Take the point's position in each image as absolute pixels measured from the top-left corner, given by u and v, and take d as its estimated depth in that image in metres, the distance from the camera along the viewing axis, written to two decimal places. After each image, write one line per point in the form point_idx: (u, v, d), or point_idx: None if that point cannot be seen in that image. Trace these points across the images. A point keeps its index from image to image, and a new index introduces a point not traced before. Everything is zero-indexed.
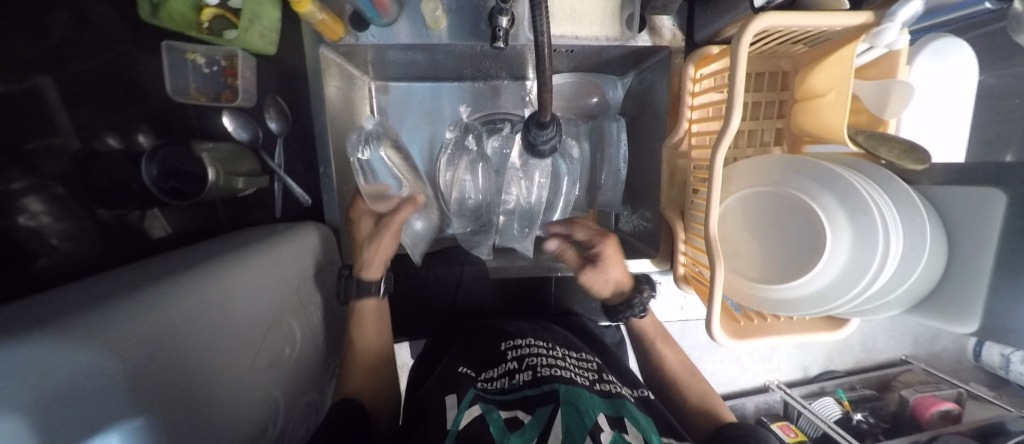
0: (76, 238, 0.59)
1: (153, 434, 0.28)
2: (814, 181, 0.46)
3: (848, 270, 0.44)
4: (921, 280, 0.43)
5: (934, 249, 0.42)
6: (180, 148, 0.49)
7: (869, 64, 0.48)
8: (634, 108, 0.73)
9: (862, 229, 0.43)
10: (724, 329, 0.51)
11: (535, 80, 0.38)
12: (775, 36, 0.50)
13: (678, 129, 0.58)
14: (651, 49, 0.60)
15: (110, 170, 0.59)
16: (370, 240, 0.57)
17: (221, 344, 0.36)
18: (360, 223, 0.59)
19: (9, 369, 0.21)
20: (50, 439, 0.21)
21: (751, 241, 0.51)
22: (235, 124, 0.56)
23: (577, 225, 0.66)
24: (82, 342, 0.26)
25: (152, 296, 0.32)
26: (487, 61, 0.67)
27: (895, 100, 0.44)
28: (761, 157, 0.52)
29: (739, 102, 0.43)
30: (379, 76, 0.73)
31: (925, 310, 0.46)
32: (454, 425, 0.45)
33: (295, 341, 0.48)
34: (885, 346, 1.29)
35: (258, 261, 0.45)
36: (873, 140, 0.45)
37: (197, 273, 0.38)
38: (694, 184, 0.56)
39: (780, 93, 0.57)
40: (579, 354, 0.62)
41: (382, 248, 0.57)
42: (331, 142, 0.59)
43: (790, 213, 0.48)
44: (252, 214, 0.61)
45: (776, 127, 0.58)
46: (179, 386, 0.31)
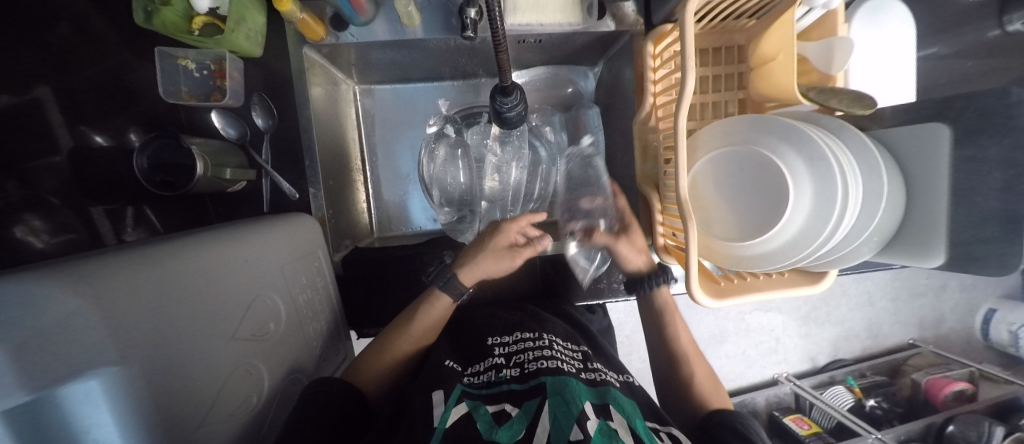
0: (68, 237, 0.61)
1: (135, 383, 0.28)
2: (773, 136, 0.49)
3: (814, 216, 0.46)
4: (883, 222, 0.45)
5: (891, 188, 0.44)
6: (173, 141, 0.53)
7: (812, 27, 0.52)
8: (606, 94, 0.77)
9: (820, 176, 0.45)
10: (705, 290, 0.51)
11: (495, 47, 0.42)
12: (724, 9, 0.54)
13: (644, 104, 0.61)
14: (614, 33, 0.65)
15: (107, 166, 0.62)
16: (497, 257, 0.62)
17: (207, 310, 0.37)
18: (506, 237, 0.62)
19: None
20: (29, 364, 0.22)
21: (722, 203, 0.53)
22: (223, 121, 0.59)
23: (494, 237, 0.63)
24: (67, 285, 0.26)
25: (141, 256, 0.34)
26: (463, 58, 0.72)
27: (839, 52, 0.47)
28: (720, 121, 0.54)
29: (692, 67, 0.46)
30: (363, 80, 0.77)
31: (898, 253, 0.47)
32: (440, 424, 0.45)
33: (279, 320, 0.48)
34: (892, 332, 1.24)
35: (244, 240, 0.46)
36: (824, 95, 0.48)
37: (186, 243, 0.39)
38: (665, 156, 0.58)
39: (738, 66, 0.60)
40: (570, 344, 0.61)
41: (498, 270, 0.63)
42: (316, 136, 0.62)
43: (755, 169, 0.50)
44: (239, 208, 0.63)
45: (739, 98, 0.61)
46: (164, 342, 0.32)
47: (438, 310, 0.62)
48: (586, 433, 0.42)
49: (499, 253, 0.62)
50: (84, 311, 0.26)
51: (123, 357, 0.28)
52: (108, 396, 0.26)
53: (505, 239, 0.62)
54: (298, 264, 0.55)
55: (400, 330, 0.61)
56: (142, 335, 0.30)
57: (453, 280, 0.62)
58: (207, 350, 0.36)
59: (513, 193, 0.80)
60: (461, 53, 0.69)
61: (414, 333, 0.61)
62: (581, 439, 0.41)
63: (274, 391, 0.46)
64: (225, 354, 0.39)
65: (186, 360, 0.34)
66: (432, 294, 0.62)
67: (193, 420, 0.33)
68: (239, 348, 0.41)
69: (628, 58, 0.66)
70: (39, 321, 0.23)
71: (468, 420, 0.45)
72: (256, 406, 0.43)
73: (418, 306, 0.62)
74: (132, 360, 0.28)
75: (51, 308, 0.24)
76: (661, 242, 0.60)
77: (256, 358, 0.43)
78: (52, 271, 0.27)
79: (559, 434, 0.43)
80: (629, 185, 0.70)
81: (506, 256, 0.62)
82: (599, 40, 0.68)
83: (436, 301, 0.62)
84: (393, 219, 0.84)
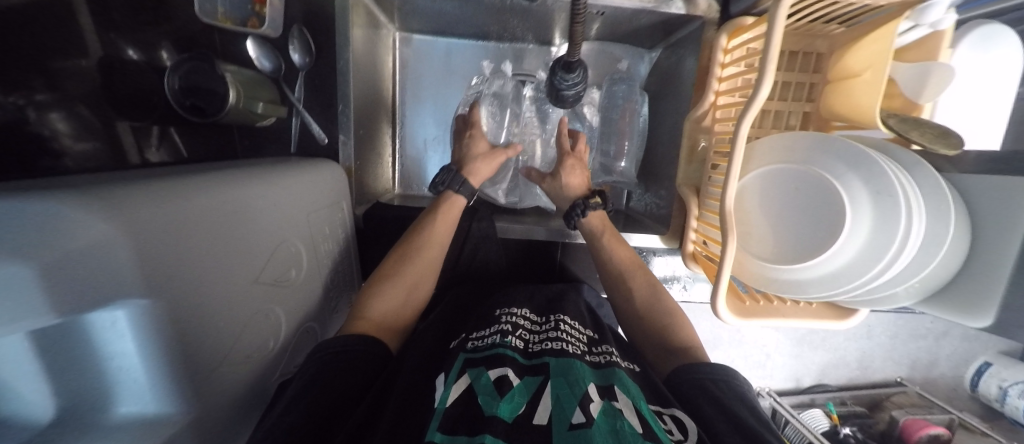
0: (88, 144, 0.58)
1: (157, 321, 0.28)
2: (839, 160, 0.45)
3: (864, 252, 0.44)
4: (938, 270, 0.43)
5: (955, 237, 0.42)
6: (205, 65, 0.50)
7: (909, 46, 0.47)
8: (660, 83, 0.73)
9: (884, 212, 0.42)
10: (730, 307, 0.50)
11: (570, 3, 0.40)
12: (814, 11, 0.49)
13: (703, 101, 0.57)
14: (684, 17, 0.60)
15: (136, 80, 0.60)
16: (484, 156, 0.67)
17: (231, 252, 0.36)
18: (478, 142, 0.68)
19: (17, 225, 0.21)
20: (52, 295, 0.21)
21: (766, 222, 0.50)
22: (258, 52, 0.57)
23: (479, 137, 0.69)
24: (99, 211, 0.25)
25: (173, 186, 0.32)
26: (514, 19, 0.67)
27: (934, 83, 0.43)
28: (783, 135, 0.50)
29: (773, 69, 0.40)
30: (403, 27, 0.73)
31: (945, 305, 0.45)
32: (441, 404, 0.38)
33: (301, 265, 0.48)
34: (883, 367, 1.14)
35: (275, 180, 0.45)
36: (905, 125, 0.44)
37: (217, 178, 0.38)
38: (714, 160, 0.55)
39: (812, 75, 0.56)
40: (580, 326, 0.54)
41: (490, 167, 0.67)
42: (351, 80, 0.59)
43: (811, 192, 0.47)
44: (266, 147, 0.62)
45: (803, 111, 0.57)
46: (189, 283, 0.31)
47: (454, 209, 0.64)
48: (590, 417, 0.36)
49: (488, 158, 0.67)
50: (121, 237, 0.25)
51: (150, 291, 0.27)
52: (132, 326, 0.27)
53: (479, 147, 0.68)
54: (323, 212, 0.54)
55: (416, 241, 0.60)
56: (170, 272, 0.29)
57: (468, 183, 0.65)
58: (233, 291, 0.36)
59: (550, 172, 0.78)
60: (512, 14, 0.65)
61: (430, 240, 0.60)
62: (584, 423, 0.35)
63: (292, 335, 0.47)
64: (248, 296, 0.38)
65: (214, 300, 0.34)
66: (446, 197, 0.64)
67: (213, 362, 0.34)
68: (262, 291, 0.41)
69: (694, 48, 0.61)
70: (77, 244, 0.23)
71: (471, 395, 0.39)
72: (274, 350, 0.43)
73: (436, 211, 0.63)
74: (161, 294, 0.28)
75: (86, 232, 0.24)
76: (690, 249, 0.58)
77: (277, 302, 0.44)
78: (91, 193, 0.26)
79: (561, 416, 0.37)
80: (667, 186, 0.68)
81: (495, 157, 0.68)
82: (666, 22, 0.63)
83: (451, 201, 0.64)
84: (413, 179, 0.81)
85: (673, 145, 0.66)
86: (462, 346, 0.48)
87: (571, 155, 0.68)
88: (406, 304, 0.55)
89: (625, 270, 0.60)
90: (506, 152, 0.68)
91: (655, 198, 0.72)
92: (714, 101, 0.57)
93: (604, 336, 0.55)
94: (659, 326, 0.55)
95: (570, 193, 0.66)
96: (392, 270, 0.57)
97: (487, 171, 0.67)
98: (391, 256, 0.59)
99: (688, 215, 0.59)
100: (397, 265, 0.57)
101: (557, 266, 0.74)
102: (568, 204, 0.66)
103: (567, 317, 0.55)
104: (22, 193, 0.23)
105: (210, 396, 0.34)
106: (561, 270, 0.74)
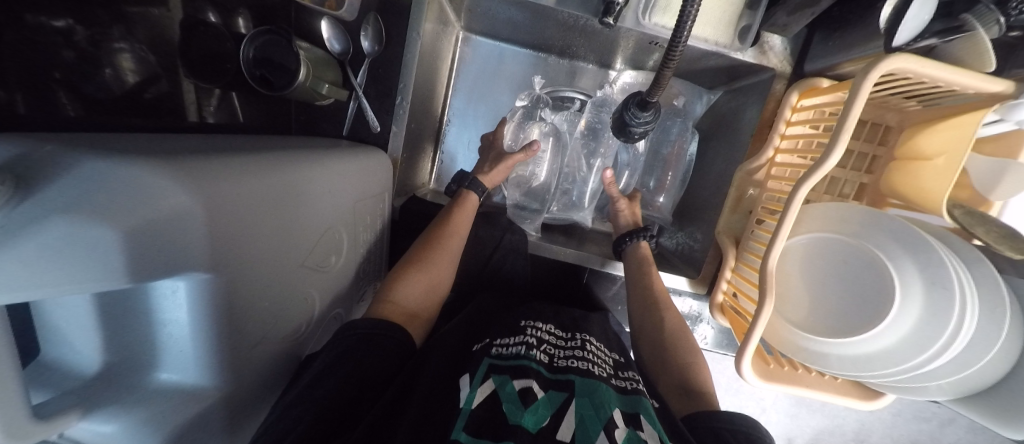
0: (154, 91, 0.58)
1: (212, 296, 0.28)
2: (896, 242, 0.44)
3: (906, 340, 0.43)
4: (983, 371, 0.42)
5: (1008, 341, 0.41)
6: (282, 41, 0.52)
7: (989, 138, 0.46)
8: (713, 125, 0.73)
9: (936, 304, 0.41)
10: (754, 368, 0.49)
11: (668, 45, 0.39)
12: (894, 86, 0.48)
13: (761, 155, 0.56)
14: (753, 67, 0.59)
15: (211, 44, 0.61)
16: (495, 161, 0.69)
17: (284, 231, 0.37)
18: (494, 142, 0.72)
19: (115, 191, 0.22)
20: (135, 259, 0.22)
21: (808, 289, 0.49)
22: (332, 33, 0.57)
23: (496, 136, 0.72)
24: (185, 184, 0.26)
25: (245, 161, 0.33)
26: (580, 38, 0.67)
27: (1012, 180, 0.41)
28: (839, 204, 0.49)
29: (845, 139, 0.40)
30: (468, 26, 0.74)
31: (982, 409, 0.44)
32: (466, 404, 0.38)
33: (341, 251, 0.49)
34: (880, 442, 1.11)
35: (331, 165, 0.45)
36: (971, 218, 0.43)
37: (280, 157, 0.38)
38: (761, 215, 0.54)
39: (876, 148, 0.55)
40: (610, 352, 0.54)
41: (500, 172, 0.68)
42: (414, 73, 0.59)
43: (860, 268, 0.46)
44: (320, 126, 0.62)
45: (860, 182, 0.56)
46: (243, 261, 0.31)
47: (467, 208, 0.64)
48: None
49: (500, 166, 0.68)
50: (198, 210, 0.26)
51: (214, 265, 0.28)
52: (190, 297, 0.27)
53: (494, 150, 0.71)
54: (368, 200, 0.55)
55: (437, 237, 0.59)
56: (231, 247, 0.30)
57: (476, 181, 0.66)
58: (280, 271, 0.37)
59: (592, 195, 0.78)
60: (578, 32, 0.64)
61: (450, 234, 0.60)
62: None
63: (321, 319, 0.48)
64: (292, 278, 0.39)
65: (263, 279, 0.34)
66: (462, 196, 0.65)
67: (252, 337, 0.35)
68: (304, 273, 0.42)
69: (757, 99, 0.61)
70: (161, 214, 0.23)
71: (495, 400, 0.39)
72: (302, 332, 0.44)
73: (452, 207, 0.63)
74: (221, 269, 0.29)
75: (169, 202, 0.24)
76: (720, 299, 0.57)
77: (315, 286, 0.44)
78: (176, 162, 0.27)
79: (584, 437, 0.37)
80: (704, 229, 0.68)
81: (507, 161, 0.68)
82: (733, 69, 0.63)
83: (466, 199, 0.64)
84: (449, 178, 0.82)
85: (717, 191, 0.65)
86: (485, 350, 0.48)
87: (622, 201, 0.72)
88: (430, 296, 0.55)
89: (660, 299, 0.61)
90: (521, 154, 0.68)
91: (690, 239, 0.71)
92: (772, 157, 0.56)
93: (628, 362, 0.54)
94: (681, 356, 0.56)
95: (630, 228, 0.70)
96: (418, 255, 0.57)
97: (500, 175, 0.69)
98: (411, 253, 0.58)
99: (724, 264, 0.58)
100: (421, 255, 0.57)
101: (580, 290, 0.74)
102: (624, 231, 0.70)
103: (591, 339, 0.55)
104: (118, 157, 0.24)
105: (245, 368, 0.35)
106: (586, 294, 0.74)
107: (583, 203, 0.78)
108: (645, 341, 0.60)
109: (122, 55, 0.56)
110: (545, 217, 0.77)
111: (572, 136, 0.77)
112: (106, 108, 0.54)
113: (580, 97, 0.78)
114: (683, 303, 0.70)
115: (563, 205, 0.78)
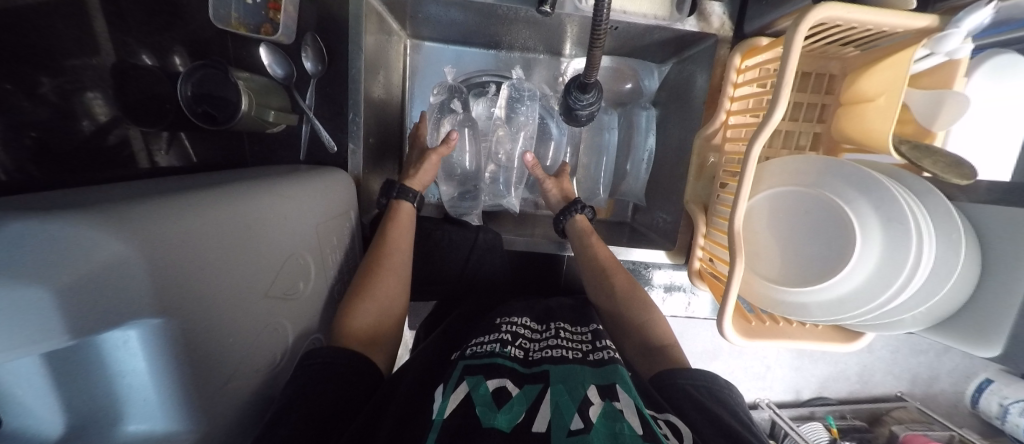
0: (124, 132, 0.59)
1: (167, 340, 0.28)
2: (851, 186, 0.45)
3: (873, 279, 0.44)
4: (948, 298, 0.44)
5: (966, 264, 0.42)
6: (219, 73, 0.51)
7: (925, 73, 0.47)
8: (668, 97, 0.74)
9: (895, 239, 0.42)
10: (736, 327, 0.50)
11: (593, 22, 0.40)
12: (829, 35, 0.49)
13: (715, 120, 0.57)
14: (696, 35, 0.60)
15: (146, 87, 0.60)
16: (418, 161, 0.69)
17: (241, 267, 0.36)
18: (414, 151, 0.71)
19: (39, 251, 0.21)
20: (70, 317, 0.21)
21: (775, 244, 0.50)
22: (271, 59, 0.57)
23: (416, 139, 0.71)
24: (119, 233, 0.25)
25: (185, 201, 0.32)
26: (526, 30, 0.67)
27: (948, 112, 0.43)
28: (793, 156, 0.50)
29: (787, 93, 0.40)
30: (414, 33, 0.73)
31: (952, 332, 0.45)
32: (439, 415, 0.38)
33: (309, 276, 0.49)
34: (882, 381, 1.14)
35: (285, 192, 0.45)
36: (918, 152, 0.44)
37: (225, 192, 0.37)
38: (723, 178, 0.55)
39: (825, 97, 0.56)
40: (577, 327, 0.55)
41: (427, 170, 0.68)
42: (363, 88, 0.59)
43: (821, 217, 0.47)
44: (275, 154, 0.62)
45: (814, 131, 0.57)
46: (198, 302, 0.31)
47: (404, 215, 0.64)
48: (588, 423, 0.37)
49: (427, 163, 0.68)
50: (136, 257, 0.25)
51: (165, 309, 0.27)
52: (144, 345, 0.27)
53: (416, 154, 0.71)
54: (332, 221, 0.54)
55: (378, 255, 0.58)
56: (182, 290, 0.29)
57: (401, 187, 0.65)
58: (242, 306, 0.36)
59: (518, 175, 0.78)
60: (522, 24, 0.64)
61: (392, 246, 0.60)
62: (582, 429, 0.36)
63: (299, 348, 0.48)
64: (258, 310, 0.39)
65: (224, 317, 0.34)
66: (394, 206, 0.64)
67: (222, 376, 0.34)
68: (271, 303, 0.41)
69: (705, 66, 0.62)
70: (94, 267, 0.23)
71: (468, 404, 0.39)
72: (280, 363, 0.44)
73: (386, 221, 0.62)
74: (174, 312, 0.28)
75: (102, 252, 0.23)
76: (696, 266, 0.58)
77: (285, 314, 0.44)
78: (108, 211, 0.26)
79: (560, 422, 0.37)
80: (673, 201, 0.68)
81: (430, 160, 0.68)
82: (678, 40, 0.63)
83: (398, 209, 0.64)
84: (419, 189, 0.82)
85: (682, 161, 0.66)
86: (462, 354, 0.48)
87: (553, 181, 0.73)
88: (385, 316, 0.54)
89: (608, 270, 0.62)
90: (437, 151, 0.67)
91: (663, 213, 0.72)
92: (725, 120, 0.57)
93: (599, 330, 0.54)
94: (638, 321, 0.57)
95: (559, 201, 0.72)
96: (364, 278, 0.56)
97: (427, 175, 0.68)
98: (358, 278, 0.57)
99: (696, 232, 0.59)
100: (369, 279, 0.56)
101: (561, 277, 0.75)
102: (559, 207, 0.71)
103: (565, 324, 0.56)
104: (43, 213, 0.24)
105: (220, 407, 0.34)
106: (568, 280, 0.75)
107: (510, 189, 0.78)
108: (607, 316, 0.61)
109: (94, 101, 0.59)
110: (483, 204, 0.80)
111: (491, 123, 0.77)
112: (67, 164, 0.57)
113: (496, 80, 0.77)
114: (669, 276, 0.72)
115: (491, 195, 0.79)
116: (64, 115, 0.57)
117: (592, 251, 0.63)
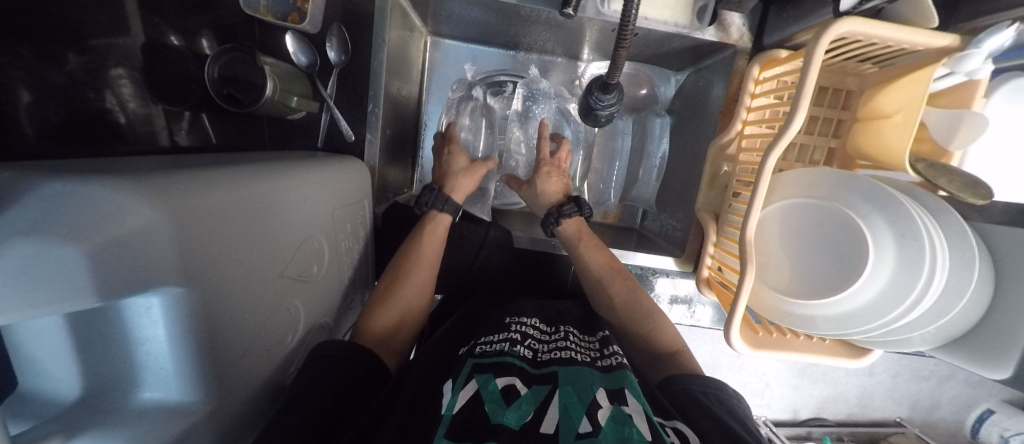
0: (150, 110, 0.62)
1: (187, 312, 0.28)
2: (865, 200, 0.45)
3: (883, 295, 0.44)
4: (960, 316, 0.43)
5: (979, 283, 0.42)
6: (245, 57, 0.53)
7: (943, 92, 0.47)
8: (683, 105, 0.74)
9: (907, 256, 0.43)
10: (743, 337, 0.50)
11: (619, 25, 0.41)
12: (848, 50, 0.49)
13: (730, 130, 0.58)
14: (715, 45, 0.60)
15: (177, 67, 0.63)
16: (462, 170, 0.67)
17: (259, 246, 0.36)
18: (456, 157, 0.69)
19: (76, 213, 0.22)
20: (100, 279, 0.22)
21: (786, 256, 0.50)
22: (297, 47, 0.58)
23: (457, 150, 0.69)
24: (150, 202, 0.25)
25: (209, 177, 0.33)
26: (545, 32, 0.68)
27: (965, 133, 0.43)
28: (808, 168, 0.50)
29: (806, 104, 0.40)
30: (434, 30, 0.74)
31: (960, 352, 0.45)
32: (448, 410, 0.38)
33: (322, 260, 0.49)
34: (882, 405, 1.12)
35: (304, 176, 0.45)
36: (934, 170, 0.44)
37: (247, 172, 0.38)
38: (737, 187, 0.55)
39: (840, 112, 0.56)
40: (585, 335, 0.55)
41: (469, 180, 0.67)
42: (383, 80, 0.59)
43: (834, 230, 0.47)
44: (292, 140, 0.62)
45: (829, 146, 0.57)
46: (217, 278, 0.31)
47: (440, 227, 0.63)
48: (596, 426, 0.37)
49: (470, 174, 0.67)
50: (164, 225, 0.26)
51: (188, 280, 0.28)
52: (164, 314, 0.27)
53: (457, 163, 0.69)
54: (346, 209, 0.55)
55: (405, 264, 0.58)
56: (205, 264, 0.29)
57: (440, 194, 0.64)
58: (257, 286, 0.37)
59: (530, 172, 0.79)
60: (542, 27, 0.65)
61: (420, 262, 0.59)
62: (591, 432, 0.36)
63: (308, 332, 0.48)
64: (272, 290, 0.39)
65: (240, 294, 0.34)
66: (430, 215, 0.63)
67: (234, 353, 0.34)
68: (285, 285, 0.41)
69: (722, 76, 0.62)
70: (126, 232, 0.23)
71: (474, 397, 0.39)
72: (289, 345, 0.44)
73: (421, 230, 0.62)
74: (196, 283, 0.28)
75: (133, 218, 0.24)
76: (704, 274, 0.58)
77: (297, 297, 0.44)
78: (138, 180, 0.27)
79: (568, 425, 0.37)
80: (683, 209, 0.69)
81: (477, 170, 0.68)
82: (697, 48, 0.64)
83: (437, 219, 0.63)
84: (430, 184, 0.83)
85: (694, 169, 0.67)
86: (470, 351, 0.48)
87: (549, 161, 0.68)
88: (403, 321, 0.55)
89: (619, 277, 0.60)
90: (486, 164, 0.69)
91: (672, 220, 0.72)
92: (740, 130, 0.57)
93: (609, 337, 0.54)
94: (646, 332, 0.56)
95: (546, 199, 0.67)
96: (389, 284, 0.57)
97: (469, 186, 0.67)
98: (385, 277, 0.58)
99: (706, 240, 0.59)
100: (392, 286, 0.56)
101: (568, 282, 0.74)
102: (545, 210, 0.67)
103: (574, 329, 0.56)
104: (79, 178, 0.24)
105: (231, 384, 0.34)
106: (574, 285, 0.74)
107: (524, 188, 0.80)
108: (616, 328, 0.60)
109: (121, 79, 0.60)
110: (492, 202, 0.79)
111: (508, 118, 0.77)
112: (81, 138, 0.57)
113: (512, 80, 0.77)
114: (674, 284, 0.71)
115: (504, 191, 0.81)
116: (85, 90, 0.58)
117: (591, 261, 0.60)
